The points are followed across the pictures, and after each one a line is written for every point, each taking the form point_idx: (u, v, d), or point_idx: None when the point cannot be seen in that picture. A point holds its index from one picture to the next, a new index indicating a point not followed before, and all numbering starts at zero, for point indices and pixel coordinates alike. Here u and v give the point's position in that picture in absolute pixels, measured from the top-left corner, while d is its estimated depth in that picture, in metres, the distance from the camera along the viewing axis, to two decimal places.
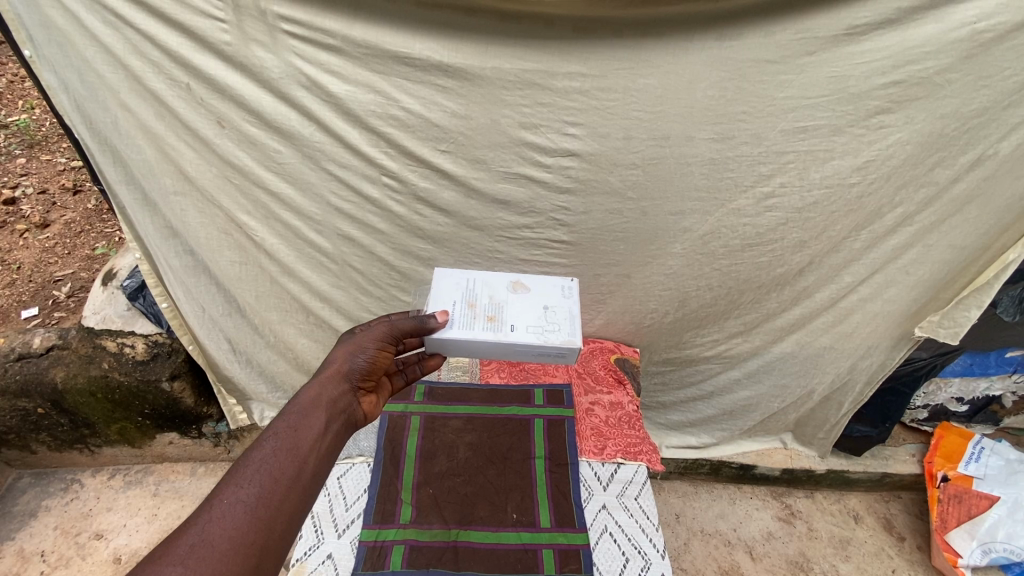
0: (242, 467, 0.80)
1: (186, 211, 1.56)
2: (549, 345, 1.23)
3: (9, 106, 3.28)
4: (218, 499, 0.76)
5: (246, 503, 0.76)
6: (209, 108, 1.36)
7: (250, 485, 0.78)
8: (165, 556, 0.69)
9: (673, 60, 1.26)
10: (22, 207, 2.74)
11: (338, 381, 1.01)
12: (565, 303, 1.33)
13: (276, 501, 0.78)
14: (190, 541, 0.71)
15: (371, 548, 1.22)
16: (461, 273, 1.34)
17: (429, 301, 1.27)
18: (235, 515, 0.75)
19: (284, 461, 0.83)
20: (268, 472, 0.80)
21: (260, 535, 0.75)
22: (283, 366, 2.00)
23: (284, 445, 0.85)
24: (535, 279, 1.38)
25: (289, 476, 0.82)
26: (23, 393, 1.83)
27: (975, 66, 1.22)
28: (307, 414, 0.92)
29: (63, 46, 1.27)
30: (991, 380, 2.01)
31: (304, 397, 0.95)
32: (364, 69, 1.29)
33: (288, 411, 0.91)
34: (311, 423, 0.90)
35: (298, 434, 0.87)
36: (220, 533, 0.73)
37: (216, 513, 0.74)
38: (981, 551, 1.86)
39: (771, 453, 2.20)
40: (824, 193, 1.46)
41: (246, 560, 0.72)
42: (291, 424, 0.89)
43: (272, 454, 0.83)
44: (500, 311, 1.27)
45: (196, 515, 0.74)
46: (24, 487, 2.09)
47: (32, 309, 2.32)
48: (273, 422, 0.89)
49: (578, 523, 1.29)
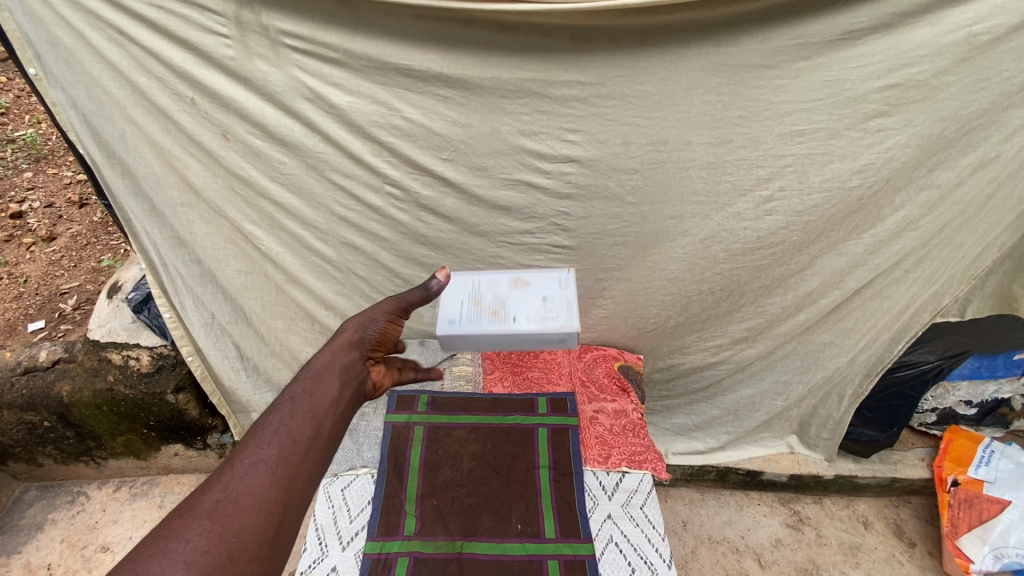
0: (261, 429, 0.82)
1: (192, 222, 1.57)
2: (550, 332, 1.44)
3: (15, 121, 3.32)
4: (239, 459, 0.77)
5: (268, 462, 0.77)
6: (214, 122, 1.37)
7: (270, 446, 0.79)
8: (189, 512, 0.70)
9: (669, 66, 1.26)
10: (29, 221, 2.76)
11: (349, 348, 1.04)
12: (562, 293, 1.55)
13: (295, 461, 0.79)
14: (214, 498, 0.72)
15: (375, 561, 1.21)
16: (467, 276, 1.61)
17: (443, 304, 1.53)
18: (256, 473, 0.75)
19: (301, 423, 0.84)
20: (287, 433, 0.82)
21: (282, 492, 0.75)
22: (288, 375, 2.00)
23: (300, 408, 0.86)
24: (532, 274, 1.63)
25: (307, 438, 0.83)
26: (30, 406, 1.84)
27: (973, 69, 1.22)
28: (321, 378, 0.94)
29: (70, 63, 1.28)
30: (999, 382, 1.99)
31: (318, 362, 0.97)
32: (366, 81, 1.30)
33: (303, 377, 0.93)
34: (326, 387, 0.92)
35: (313, 398, 0.89)
36: (244, 490, 0.73)
37: (237, 471, 0.75)
38: (993, 556, 1.83)
39: (778, 458, 2.18)
40: (824, 196, 1.45)
41: (268, 517, 0.73)
42: (306, 388, 0.91)
43: (289, 417, 0.85)
44: (503, 306, 1.52)
45: (218, 475, 0.75)
46: (30, 500, 2.10)
47: (38, 322, 2.33)
48: (288, 386, 0.91)
49: (584, 533, 1.28)
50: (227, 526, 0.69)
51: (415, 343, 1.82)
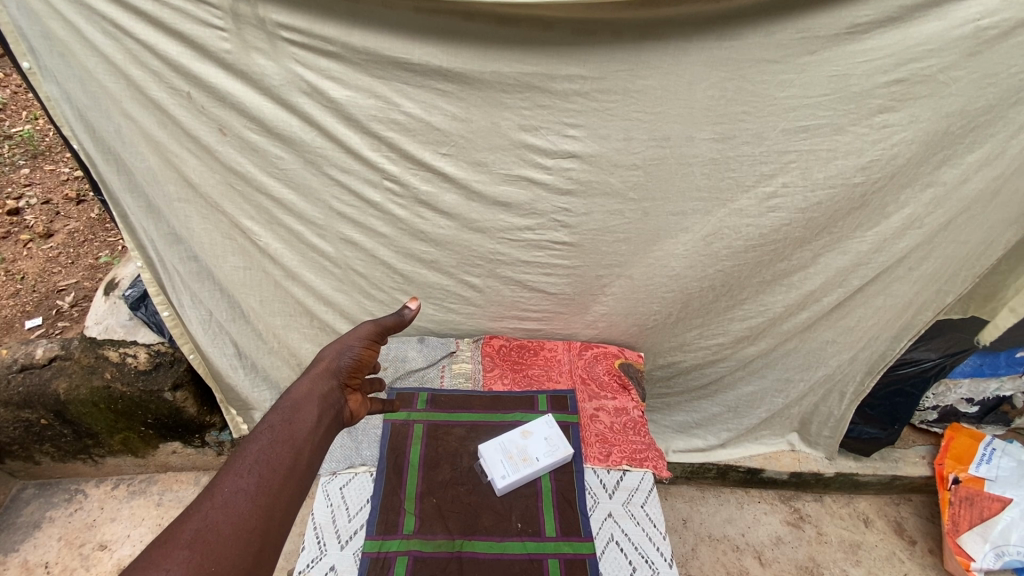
0: (240, 458, 0.85)
1: (189, 218, 1.55)
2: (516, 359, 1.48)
3: (12, 117, 3.29)
4: (219, 488, 0.79)
5: (248, 491, 0.80)
6: (211, 116, 1.36)
7: (249, 475, 0.82)
8: (169, 542, 0.71)
9: (672, 61, 1.24)
10: (26, 218, 2.74)
11: (328, 375, 1.11)
12: None
13: (274, 490, 0.82)
14: (194, 527, 0.73)
15: (373, 560, 1.20)
16: None
17: None
18: (237, 503, 0.78)
19: (280, 451, 0.88)
20: (266, 463, 0.85)
21: (261, 521, 0.78)
22: (286, 373, 1.99)
23: (280, 437, 0.91)
24: None
25: (285, 467, 0.87)
26: (26, 404, 1.82)
27: (980, 64, 1.20)
28: (301, 407, 0.99)
29: (64, 57, 1.27)
30: (1001, 380, 1.98)
31: (297, 392, 1.03)
32: (365, 75, 1.29)
33: (282, 405, 0.98)
34: (305, 415, 0.98)
35: (292, 427, 0.94)
36: (224, 519, 0.75)
37: (218, 500, 0.77)
38: (995, 554, 1.83)
39: (778, 456, 2.18)
40: (828, 193, 1.43)
41: (248, 546, 0.74)
42: (286, 417, 0.96)
43: (268, 446, 0.88)
44: None
45: (198, 503, 0.77)
46: (27, 498, 2.09)
47: (35, 319, 2.31)
48: (267, 416, 0.95)
49: (585, 531, 1.27)
50: (207, 555, 0.71)
51: (415, 340, 1.81)
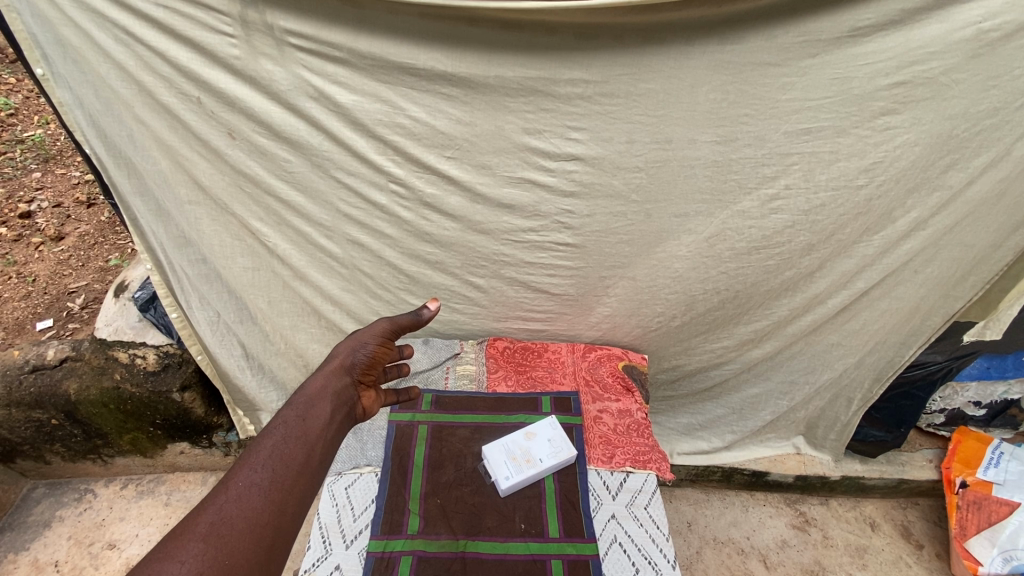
0: (254, 454, 0.86)
1: (199, 220, 1.58)
2: None
3: (24, 122, 3.36)
4: (233, 481, 0.81)
5: (261, 486, 0.81)
6: (221, 120, 1.38)
7: (264, 470, 0.83)
8: (184, 534, 0.73)
9: (674, 64, 1.25)
10: (38, 220, 2.79)
11: (340, 373, 1.13)
12: None
13: (287, 484, 0.84)
14: (208, 520, 0.75)
15: (377, 560, 1.20)
16: None
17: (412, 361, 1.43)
18: (250, 497, 0.79)
19: (293, 447, 0.90)
20: (279, 458, 0.87)
21: (274, 516, 0.79)
22: (293, 373, 2.01)
23: (293, 433, 0.92)
24: None
25: (298, 462, 0.88)
26: (37, 404, 1.85)
27: (982, 66, 1.21)
28: (315, 403, 1.01)
29: (77, 62, 1.29)
30: (1009, 383, 1.97)
31: (311, 388, 1.05)
32: (370, 80, 1.30)
33: (297, 401, 1.01)
34: (318, 412, 0.99)
35: (305, 424, 0.96)
36: (238, 513, 0.77)
37: (232, 494, 0.79)
38: (1003, 559, 1.80)
39: (783, 458, 2.17)
40: (831, 195, 1.44)
41: (260, 540, 0.76)
42: (299, 413, 0.97)
43: (281, 442, 0.90)
44: None
45: (213, 498, 0.79)
46: (38, 498, 2.11)
47: (46, 320, 2.35)
48: (281, 412, 0.97)
49: (588, 533, 1.27)
50: (221, 548, 0.72)
51: (420, 342, 1.83)
